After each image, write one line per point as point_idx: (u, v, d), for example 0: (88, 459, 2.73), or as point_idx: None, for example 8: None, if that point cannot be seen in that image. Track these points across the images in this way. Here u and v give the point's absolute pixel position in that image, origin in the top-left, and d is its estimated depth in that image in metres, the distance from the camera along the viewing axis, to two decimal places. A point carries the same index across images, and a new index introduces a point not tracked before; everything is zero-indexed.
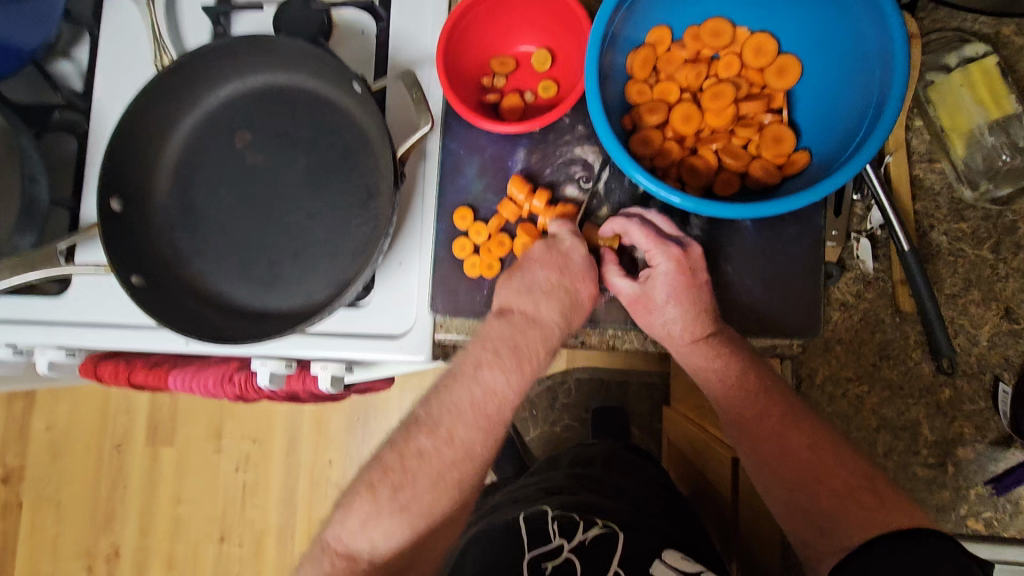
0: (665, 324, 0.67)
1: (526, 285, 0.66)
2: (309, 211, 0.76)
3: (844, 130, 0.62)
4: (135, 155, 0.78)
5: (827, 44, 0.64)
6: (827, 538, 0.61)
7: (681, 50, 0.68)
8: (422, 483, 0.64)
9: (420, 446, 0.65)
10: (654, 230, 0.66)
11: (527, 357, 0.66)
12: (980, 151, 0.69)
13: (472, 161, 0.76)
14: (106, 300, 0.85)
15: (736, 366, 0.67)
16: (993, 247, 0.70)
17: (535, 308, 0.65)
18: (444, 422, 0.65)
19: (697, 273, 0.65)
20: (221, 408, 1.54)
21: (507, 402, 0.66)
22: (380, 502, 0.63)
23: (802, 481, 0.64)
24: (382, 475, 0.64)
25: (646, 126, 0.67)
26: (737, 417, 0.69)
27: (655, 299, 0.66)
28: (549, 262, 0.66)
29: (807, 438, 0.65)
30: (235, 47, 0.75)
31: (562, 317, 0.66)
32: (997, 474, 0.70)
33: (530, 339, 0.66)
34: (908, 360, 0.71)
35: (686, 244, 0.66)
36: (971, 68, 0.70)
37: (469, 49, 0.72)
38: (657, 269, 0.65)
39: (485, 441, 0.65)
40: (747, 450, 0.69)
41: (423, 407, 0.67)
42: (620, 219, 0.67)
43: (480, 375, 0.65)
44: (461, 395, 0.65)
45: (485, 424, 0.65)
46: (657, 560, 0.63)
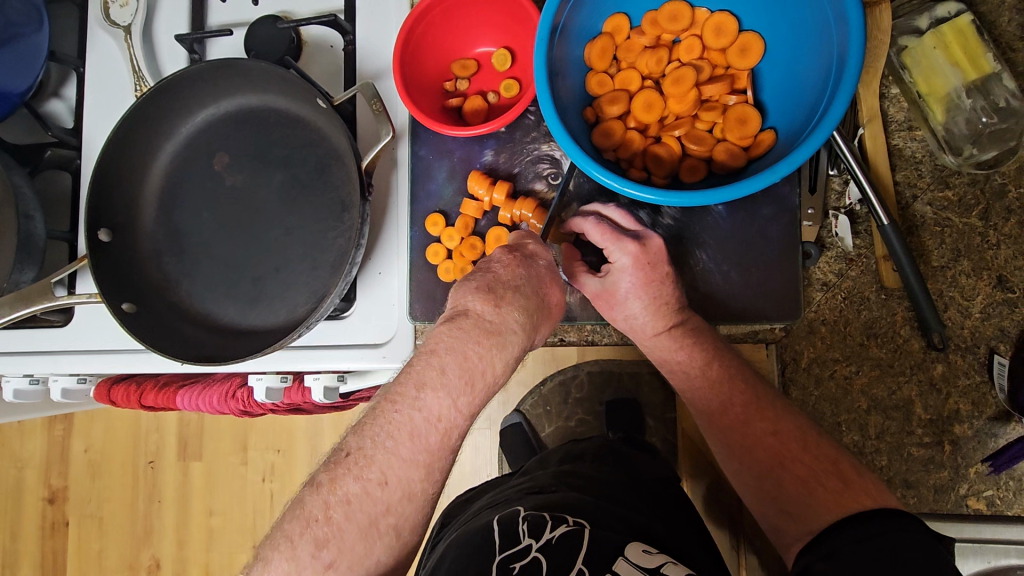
0: (627, 318, 0.67)
1: (487, 284, 0.60)
2: (287, 226, 0.78)
3: (809, 104, 0.60)
4: (121, 186, 0.81)
5: (788, 18, 0.62)
6: (797, 523, 0.60)
7: (640, 37, 0.66)
8: (352, 532, 0.53)
9: (348, 491, 0.53)
10: (611, 226, 0.65)
11: (478, 373, 0.56)
12: (960, 114, 0.66)
13: (441, 165, 0.77)
14: (109, 327, 0.88)
15: (700, 356, 0.67)
16: (981, 214, 0.68)
17: (495, 310, 0.58)
18: (380, 459, 0.54)
19: (659, 266, 0.64)
20: (243, 422, 1.59)
21: (456, 428, 0.56)
22: (302, 560, 0.52)
23: (769, 468, 0.63)
24: (304, 525, 0.53)
25: (608, 118, 0.66)
26: (703, 407, 0.68)
27: (617, 294, 0.66)
28: (511, 261, 0.63)
29: (772, 425, 0.64)
30: (205, 74, 0.77)
31: (523, 320, 0.59)
32: (997, 450, 0.68)
33: (484, 348, 0.56)
34: (897, 338, 0.69)
35: (644, 237, 0.65)
36: (944, 28, 0.67)
37: (428, 56, 0.73)
38: (616, 264, 0.65)
39: (428, 478, 0.55)
40: (715, 440, 0.68)
41: (355, 440, 0.55)
42: (575, 220, 0.66)
43: (421, 400, 0.54)
44: (400, 424, 0.54)
45: (427, 458, 0.55)
46: (619, 558, 0.58)
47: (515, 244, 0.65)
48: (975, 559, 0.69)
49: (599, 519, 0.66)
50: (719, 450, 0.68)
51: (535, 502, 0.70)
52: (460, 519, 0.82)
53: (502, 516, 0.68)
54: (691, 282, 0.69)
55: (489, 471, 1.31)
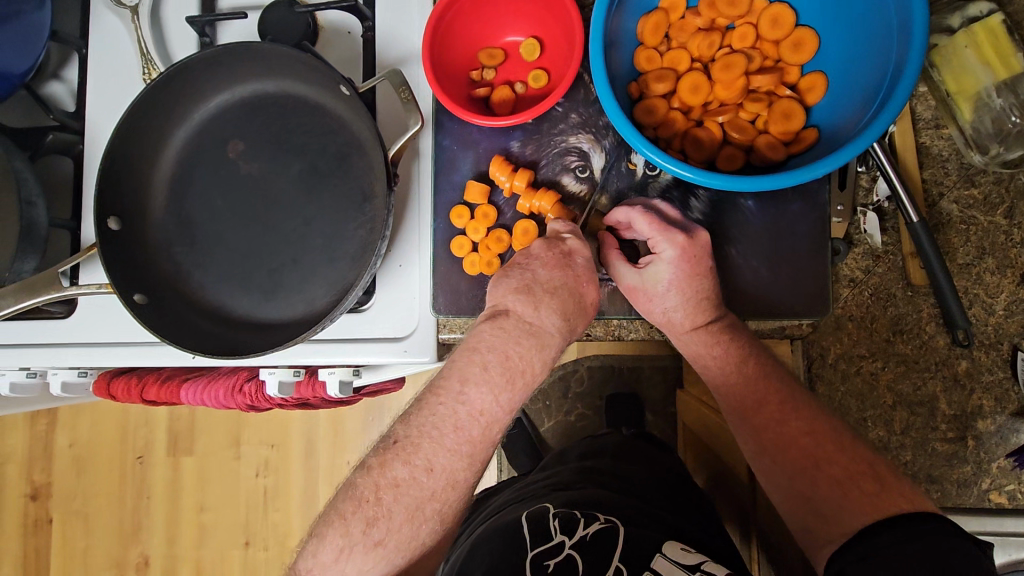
0: (666, 311, 0.66)
1: (526, 285, 0.62)
2: (306, 217, 0.76)
3: (859, 102, 0.60)
4: (130, 173, 0.78)
5: (849, 16, 0.62)
6: (828, 524, 0.59)
7: (695, 17, 0.65)
8: (399, 513, 0.58)
9: (396, 475, 0.58)
10: (658, 217, 0.64)
11: (518, 372, 0.60)
12: (988, 114, 0.65)
13: (466, 156, 0.75)
14: (113, 318, 0.85)
15: (735, 352, 0.67)
16: (1006, 212, 0.67)
17: (534, 312, 0.61)
18: (426, 447, 0.58)
19: (703, 259, 0.64)
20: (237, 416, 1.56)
21: (497, 422, 0.60)
22: (353, 536, 0.58)
23: (802, 467, 0.63)
24: (357, 504, 0.58)
25: (652, 95, 0.65)
26: (736, 404, 0.68)
27: (657, 287, 0.65)
28: (551, 261, 0.63)
29: (806, 425, 0.64)
30: (223, 57, 0.74)
31: (560, 324, 0.62)
32: (1020, 445, 0.67)
33: (524, 350, 0.60)
34: (923, 333, 0.68)
35: (691, 231, 0.65)
36: (976, 28, 0.66)
37: (457, 43, 0.71)
38: (661, 256, 0.64)
39: (470, 466, 0.60)
40: (744, 439, 0.68)
41: (403, 428, 0.60)
42: (622, 209, 0.65)
43: (465, 393, 0.59)
44: (445, 415, 0.59)
45: (470, 450, 0.59)
46: (657, 555, 0.59)
47: (553, 239, 0.65)
48: (999, 554, 0.67)
49: (628, 516, 0.65)
50: (750, 448, 0.67)
51: (565, 499, 0.70)
52: (484, 513, 0.81)
53: (530, 512, 0.67)
54: (724, 277, 0.68)
55: (491, 466, 1.31)
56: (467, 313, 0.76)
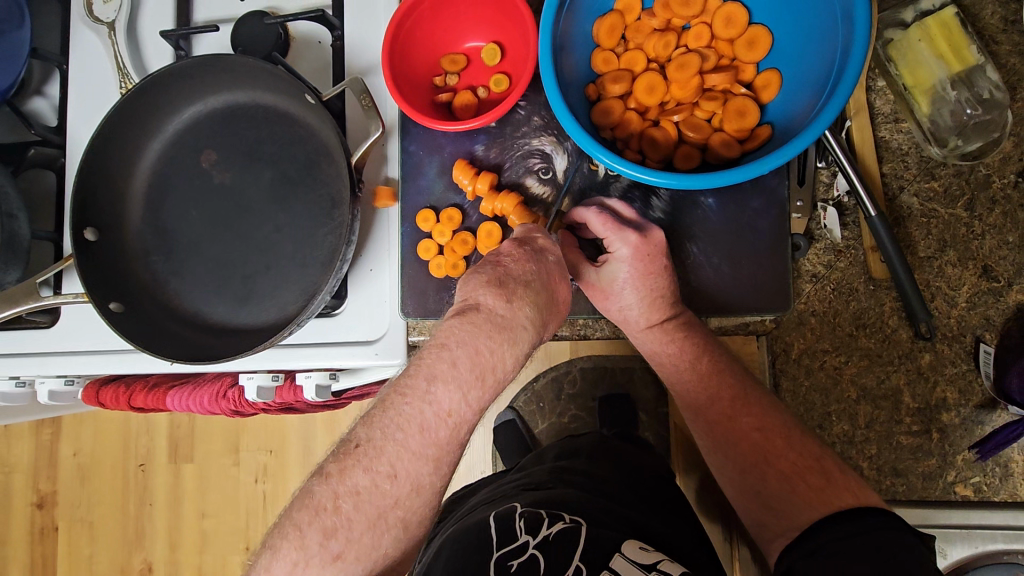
0: (622, 309, 0.68)
1: (498, 278, 0.61)
2: (277, 224, 0.77)
3: (811, 98, 0.60)
4: (107, 185, 0.80)
5: (799, 13, 0.62)
6: (778, 518, 0.60)
7: (651, 19, 0.66)
8: (360, 523, 0.54)
9: (356, 483, 0.54)
10: (613, 216, 0.65)
11: (489, 370, 0.56)
12: (945, 106, 0.67)
13: (432, 161, 0.76)
14: (96, 327, 0.87)
15: (690, 349, 0.68)
16: (967, 204, 0.67)
17: (505, 304, 0.59)
18: (390, 451, 0.54)
19: (659, 258, 0.65)
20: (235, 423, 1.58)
21: (465, 422, 0.57)
22: (310, 549, 0.53)
23: (752, 462, 0.63)
24: (313, 515, 0.53)
25: (609, 96, 0.66)
26: (690, 401, 0.69)
27: (613, 285, 0.66)
28: (522, 256, 0.63)
29: (757, 421, 0.64)
30: (193, 69, 0.76)
31: (533, 316, 0.60)
32: (985, 435, 0.66)
33: (495, 344, 0.57)
34: (885, 327, 0.68)
35: (646, 229, 0.65)
36: (928, 21, 0.67)
37: (418, 50, 0.72)
38: (616, 255, 0.65)
39: (436, 471, 0.56)
40: (701, 435, 0.68)
41: (364, 431, 0.56)
42: (578, 209, 0.66)
43: (432, 393, 0.55)
44: (410, 416, 0.55)
45: (435, 452, 0.56)
46: (617, 554, 0.59)
47: (524, 239, 0.66)
48: (964, 546, 0.67)
49: (593, 515, 0.66)
50: (705, 444, 0.68)
51: (532, 498, 0.71)
52: (457, 514, 0.82)
53: (498, 512, 0.68)
54: (683, 275, 0.69)
55: (484, 468, 1.32)
56: (435, 315, 0.77)
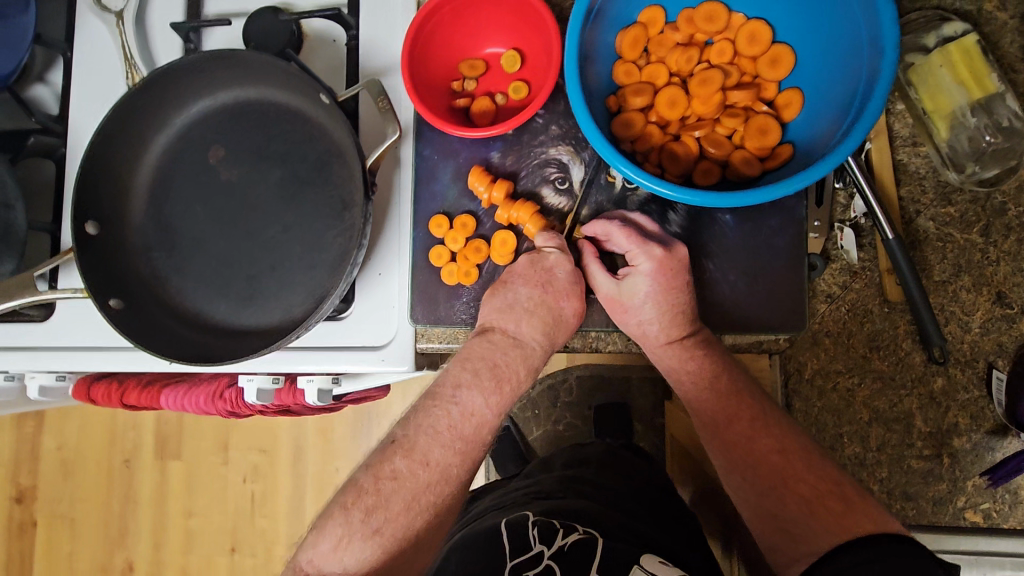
0: (640, 323, 0.67)
1: (507, 303, 0.67)
2: (284, 224, 0.76)
3: (834, 119, 0.60)
4: (110, 178, 0.78)
5: (825, 34, 0.62)
6: (795, 543, 0.59)
7: (674, 32, 0.66)
8: (397, 503, 0.62)
9: (394, 468, 0.63)
10: (637, 231, 0.65)
11: (506, 378, 0.66)
12: (964, 133, 0.66)
13: (446, 166, 0.75)
14: (91, 323, 0.85)
15: (709, 366, 0.67)
16: (982, 230, 0.67)
17: (517, 327, 0.67)
18: (422, 443, 0.64)
19: (679, 273, 0.64)
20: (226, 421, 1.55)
21: (486, 422, 0.66)
22: (353, 524, 0.61)
23: (771, 485, 0.63)
24: (356, 497, 0.63)
25: (630, 109, 0.65)
26: (708, 419, 0.68)
27: (633, 299, 0.65)
28: (533, 278, 0.67)
29: (776, 443, 0.64)
30: (204, 63, 0.74)
31: (542, 339, 0.68)
32: (995, 463, 0.66)
33: (511, 358, 0.67)
34: (899, 350, 0.68)
35: (670, 244, 0.65)
36: (950, 47, 0.66)
37: (437, 54, 0.71)
38: (639, 268, 0.64)
39: (463, 463, 0.65)
40: (716, 454, 0.68)
41: (401, 429, 0.66)
42: (601, 221, 0.66)
43: (457, 396, 0.65)
44: (438, 416, 0.65)
45: (463, 446, 0.65)
46: (635, 565, 0.60)
47: (535, 256, 0.68)
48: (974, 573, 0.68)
49: (606, 530, 0.66)
50: (720, 464, 0.67)
51: (543, 507, 0.72)
52: (466, 517, 0.82)
53: (511, 519, 0.69)
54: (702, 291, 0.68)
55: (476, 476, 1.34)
56: (446, 322, 0.75)
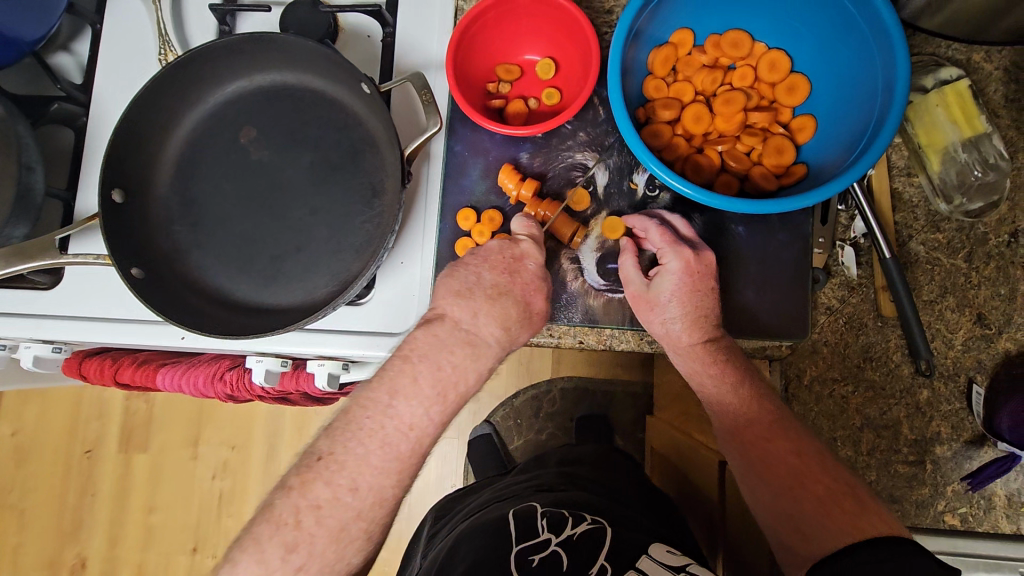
0: (665, 322, 0.70)
1: (468, 289, 0.67)
2: (312, 208, 0.77)
3: (844, 147, 0.66)
4: (137, 149, 0.78)
5: (841, 69, 0.68)
6: (809, 542, 0.62)
7: (701, 55, 0.71)
8: (322, 536, 0.59)
9: (317, 496, 0.59)
10: (671, 232, 0.70)
11: (449, 385, 0.64)
12: (954, 167, 0.72)
13: (476, 163, 0.78)
14: (99, 293, 0.83)
15: (732, 373, 0.70)
16: (966, 256, 0.73)
17: (472, 319, 0.66)
18: (350, 465, 0.60)
19: (700, 276, 0.69)
20: (200, 415, 1.55)
21: (426, 436, 0.64)
22: (272, 562, 0.58)
23: (789, 486, 0.65)
24: (275, 529, 0.58)
25: (658, 121, 0.70)
26: (729, 420, 0.71)
27: (660, 296, 0.69)
28: (500, 265, 0.69)
29: (794, 446, 0.67)
30: (247, 44, 0.76)
31: (499, 334, 0.67)
32: (972, 470, 0.71)
33: (458, 359, 0.65)
34: (889, 363, 0.73)
35: (698, 249, 0.70)
36: (947, 89, 0.73)
37: (477, 55, 0.74)
38: (667, 267, 0.69)
39: (398, 482, 0.62)
40: (734, 455, 0.71)
41: (327, 444, 0.62)
42: (641, 217, 0.71)
43: (393, 407, 0.62)
44: (371, 429, 0.62)
45: (397, 465, 0.62)
46: (644, 556, 0.60)
47: (508, 243, 0.70)
48: None
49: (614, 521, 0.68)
50: (737, 465, 0.71)
51: (549, 499, 0.73)
52: (463, 511, 0.83)
53: (519, 511, 0.71)
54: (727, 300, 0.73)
55: (454, 481, 1.49)
56: None
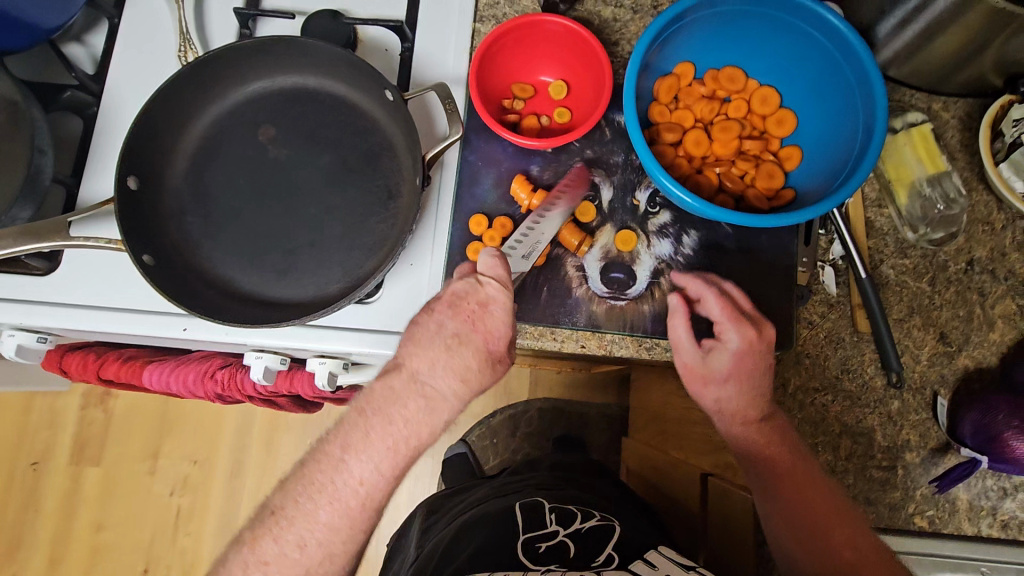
0: (719, 395, 0.74)
1: (427, 338, 0.68)
2: (327, 206, 0.79)
3: (829, 175, 0.73)
4: (152, 141, 0.79)
5: (826, 107, 0.76)
6: None
7: (700, 86, 0.78)
8: None
9: (265, 552, 0.63)
10: (733, 305, 0.73)
11: (399, 440, 0.66)
12: (918, 201, 0.81)
13: (488, 173, 0.82)
14: (97, 282, 0.82)
15: (788, 450, 0.73)
16: (929, 281, 0.81)
17: (429, 371, 0.67)
18: (298, 525, 0.64)
19: (761, 356, 0.72)
20: (160, 429, 1.56)
21: (373, 496, 0.65)
22: None
23: (810, 536, 0.68)
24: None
25: (663, 142, 0.77)
26: (772, 473, 0.72)
27: (716, 369, 0.73)
28: (461, 309, 0.69)
29: (830, 509, 0.70)
30: (274, 46, 0.79)
31: (456, 386, 0.68)
32: (940, 473, 0.77)
33: (412, 415, 0.66)
34: (864, 374, 0.79)
35: (761, 324, 0.73)
36: (914, 131, 0.82)
37: (496, 73, 0.80)
38: (727, 341, 0.72)
39: (347, 539, 0.65)
40: (766, 501, 0.72)
41: (280, 498, 0.65)
42: (703, 284, 0.73)
43: (344, 464, 0.65)
44: (322, 484, 0.64)
45: (348, 523, 0.65)
46: (650, 549, 0.63)
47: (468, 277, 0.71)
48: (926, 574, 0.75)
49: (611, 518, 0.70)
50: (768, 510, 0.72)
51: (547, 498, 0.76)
52: (460, 505, 0.85)
53: (526, 504, 0.73)
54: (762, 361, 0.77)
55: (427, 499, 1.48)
56: None
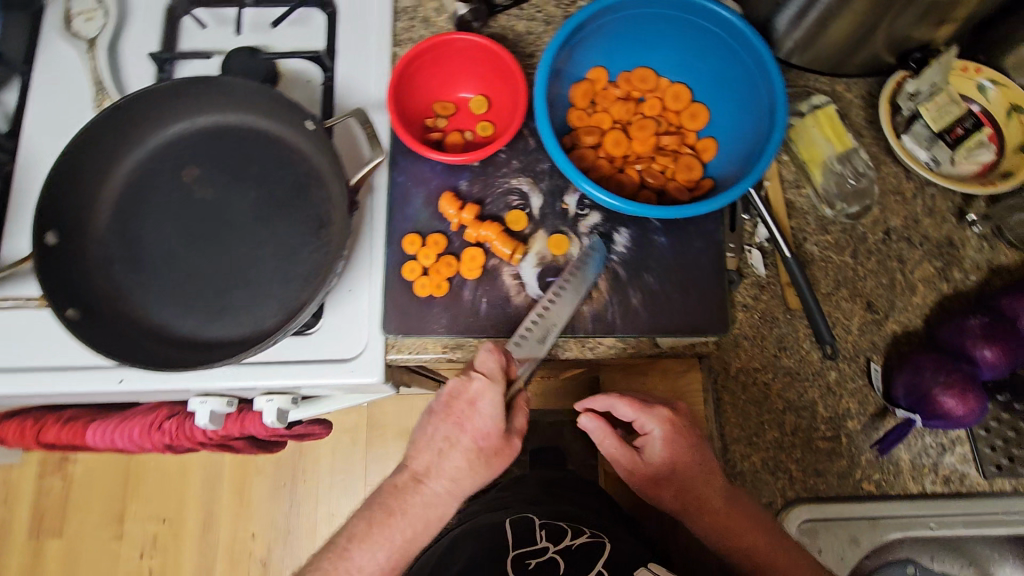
0: (675, 488, 0.76)
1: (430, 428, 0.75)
2: (258, 242, 0.79)
3: (742, 163, 0.76)
4: (72, 195, 0.78)
5: (734, 97, 0.79)
6: None
7: (615, 89, 0.82)
8: None
9: None
10: (637, 399, 0.78)
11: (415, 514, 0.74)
12: (833, 177, 0.85)
13: (418, 192, 0.83)
14: (25, 342, 0.79)
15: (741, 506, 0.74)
16: (852, 254, 0.85)
17: (440, 456, 0.74)
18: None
19: (688, 433, 0.76)
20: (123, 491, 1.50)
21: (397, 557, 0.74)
22: None
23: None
24: None
25: (583, 146, 0.79)
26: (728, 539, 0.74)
27: (658, 459, 0.76)
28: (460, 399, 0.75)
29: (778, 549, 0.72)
30: (188, 87, 0.78)
31: (465, 465, 0.74)
32: (881, 436, 0.80)
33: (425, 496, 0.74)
34: (801, 350, 0.81)
35: (672, 406, 0.78)
36: (819, 113, 0.86)
37: (416, 93, 0.82)
38: (651, 433, 0.77)
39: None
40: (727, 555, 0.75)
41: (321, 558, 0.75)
42: (606, 397, 0.78)
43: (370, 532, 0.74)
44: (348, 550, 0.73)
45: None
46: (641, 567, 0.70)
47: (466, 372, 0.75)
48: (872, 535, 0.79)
49: None
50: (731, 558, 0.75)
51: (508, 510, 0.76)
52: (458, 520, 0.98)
53: (517, 520, 0.85)
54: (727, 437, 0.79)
55: None
56: (417, 331, 0.79)
